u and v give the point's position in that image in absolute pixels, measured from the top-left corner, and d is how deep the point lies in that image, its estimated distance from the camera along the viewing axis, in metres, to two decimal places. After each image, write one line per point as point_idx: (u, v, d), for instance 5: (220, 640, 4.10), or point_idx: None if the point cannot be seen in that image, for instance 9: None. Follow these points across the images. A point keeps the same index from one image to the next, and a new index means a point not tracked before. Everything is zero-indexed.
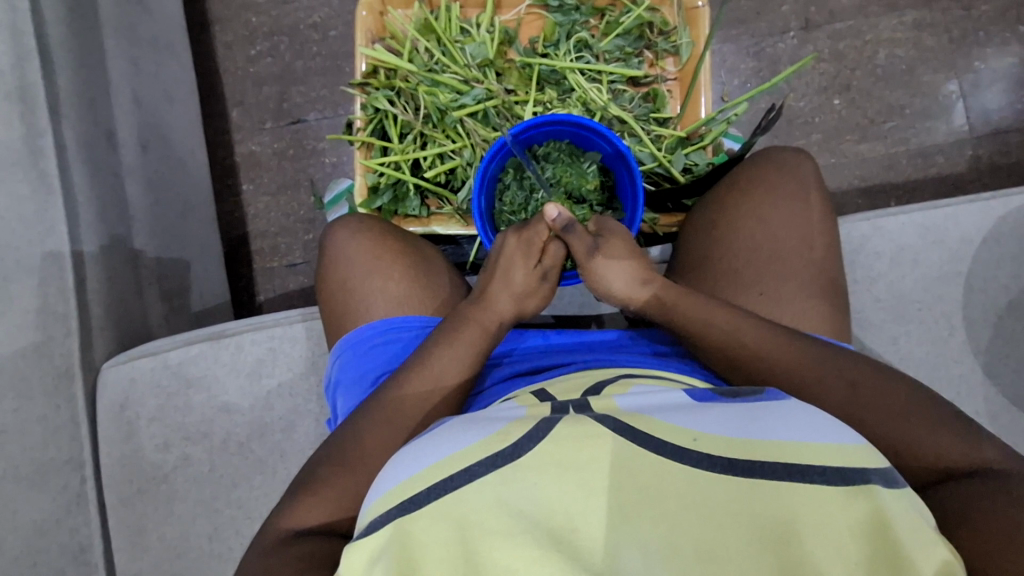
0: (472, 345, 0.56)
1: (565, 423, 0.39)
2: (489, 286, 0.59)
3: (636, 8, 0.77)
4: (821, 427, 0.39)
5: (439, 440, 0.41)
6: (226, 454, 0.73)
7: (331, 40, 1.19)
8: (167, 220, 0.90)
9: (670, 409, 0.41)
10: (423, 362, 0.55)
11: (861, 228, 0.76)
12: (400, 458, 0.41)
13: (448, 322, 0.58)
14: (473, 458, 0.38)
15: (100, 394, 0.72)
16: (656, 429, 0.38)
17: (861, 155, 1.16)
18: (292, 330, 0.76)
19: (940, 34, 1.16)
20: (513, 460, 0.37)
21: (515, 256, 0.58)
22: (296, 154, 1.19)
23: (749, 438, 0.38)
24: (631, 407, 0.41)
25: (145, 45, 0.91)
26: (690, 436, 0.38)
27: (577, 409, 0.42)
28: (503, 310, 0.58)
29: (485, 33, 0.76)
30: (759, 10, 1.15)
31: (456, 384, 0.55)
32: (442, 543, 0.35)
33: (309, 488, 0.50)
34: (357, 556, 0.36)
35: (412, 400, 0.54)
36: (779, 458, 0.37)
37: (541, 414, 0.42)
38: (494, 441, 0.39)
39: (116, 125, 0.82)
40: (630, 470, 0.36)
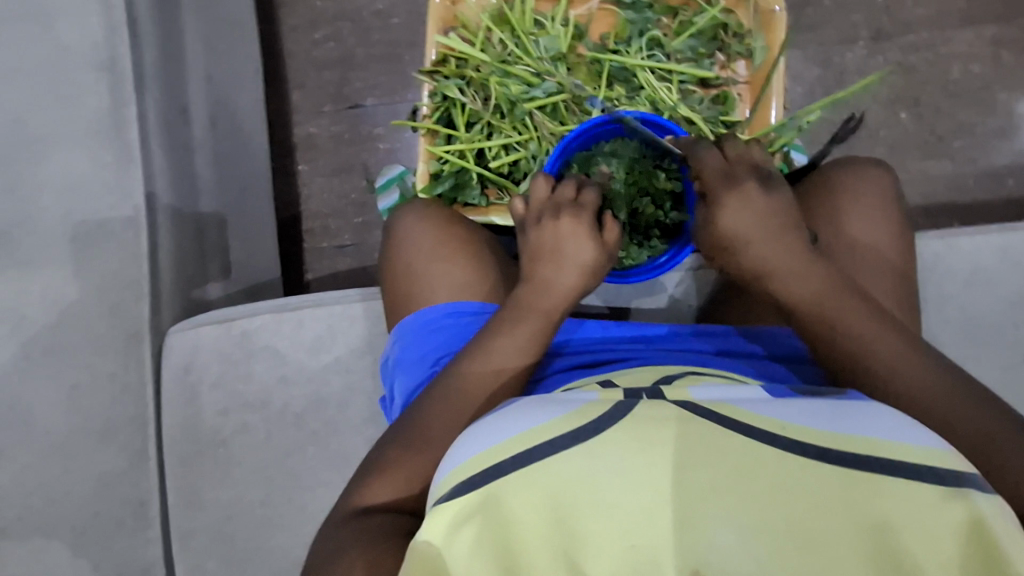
0: (533, 332, 0.56)
1: (644, 405, 0.40)
2: (547, 270, 0.58)
3: (711, 9, 0.76)
4: (908, 427, 0.39)
5: (517, 414, 0.42)
6: (281, 424, 0.74)
7: (393, 28, 1.21)
8: (232, 195, 0.93)
9: (751, 401, 0.41)
10: (489, 345, 0.56)
11: (938, 245, 0.74)
12: (476, 430, 0.42)
13: (508, 310, 0.57)
14: (554, 433, 0.39)
15: (165, 358, 0.75)
16: (742, 415, 0.39)
17: (925, 172, 1.13)
18: (351, 309, 0.78)
19: (1020, 51, 1.12)
20: (595, 436, 0.38)
21: (574, 234, 0.58)
22: (352, 138, 1.21)
23: (836, 430, 0.38)
24: (709, 397, 0.42)
25: (219, 24, 0.94)
26: (778, 424, 0.38)
27: (651, 395, 0.43)
28: (571, 288, 0.57)
29: (560, 26, 0.76)
30: (828, 18, 1.13)
31: (518, 369, 0.55)
32: (532, 510, 0.37)
33: (378, 467, 0.52)
34: (439, 520, 0.37)
35: (477, 385, 0.54)
36: (867, 451, 0.37)
37: (614, 398, 0.42)
38: (574, 418, 0.40)
39: (190, 100, 0.84)
40: (716, 451, 0.37)
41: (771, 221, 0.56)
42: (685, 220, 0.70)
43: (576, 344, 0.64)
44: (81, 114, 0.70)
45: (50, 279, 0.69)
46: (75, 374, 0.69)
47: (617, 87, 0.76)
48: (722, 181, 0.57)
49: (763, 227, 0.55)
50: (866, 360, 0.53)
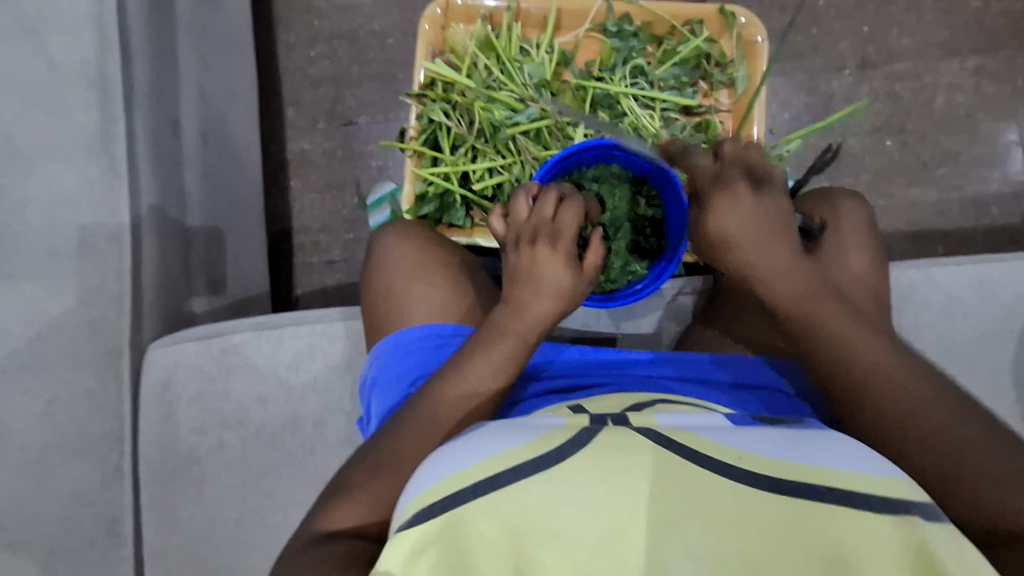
0: (508, 358, 0.56)
1: (606, 433, 0.42)
2: (522, 296, 0.57)
3: (694, 39, 0.78)
4: (864, 457, 0.42)
5: (485, 439, 0.44)
6: (258, 443, 0.74)
7: (388, 48, 1.22)
8: (220, 211, 0.94)
9: (713, 429, 0.44)
10: (463, 367, 0.56)
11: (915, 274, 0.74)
12: (443, 456, 0.43)
13: (485, 333, 0.57)
14: (519, 459, 0.41)
15: (144, 373, 0.75)
16: (702, 447, 0.41)
17: (910, 198, 1.14)
18: (332, 328, 0.77)
19: (1002, 82, 1.14)
20: (558, 463, 0.40)
21: (551, 259, 0.56)
22: (345, 155, 1.22)
23: (794, 460, 0.41)
24: (674, 424, 0.44)
25: (214, 42, 0.96)
26: (735, 453, 0.41)
27: (616, 421, 0.45)
28: (547, 313, 0.57)
29: (544, 53, 0.78)
30: (816, 46, 1.15)
31: (491, 393, 0.56)
32: (492, 537, 0.38)
33: (345, 490, 0.52)
34: (402, 547, 0.38)
35: (449, 410, 0.55)
36: (822, 481, 0.39)
37: (581, 424, 0.44)
38: (538, 445, 0.42)
39: (181, 117, 0.85)
40: (675, 481, 0.39)
41: (759, 222, 0.57)
42: (663, 247, 0.72)
43: (552, 367, 0.64)
44: (69, 130, 0.71)
45: (30, 293, 0.69)
46: (53, 390, 0.69)
47: (601, 113, 0.76)
48: (709, 184, 0.59)
49: (754, 230, 0.56)
50: (855, 376, 0.55)
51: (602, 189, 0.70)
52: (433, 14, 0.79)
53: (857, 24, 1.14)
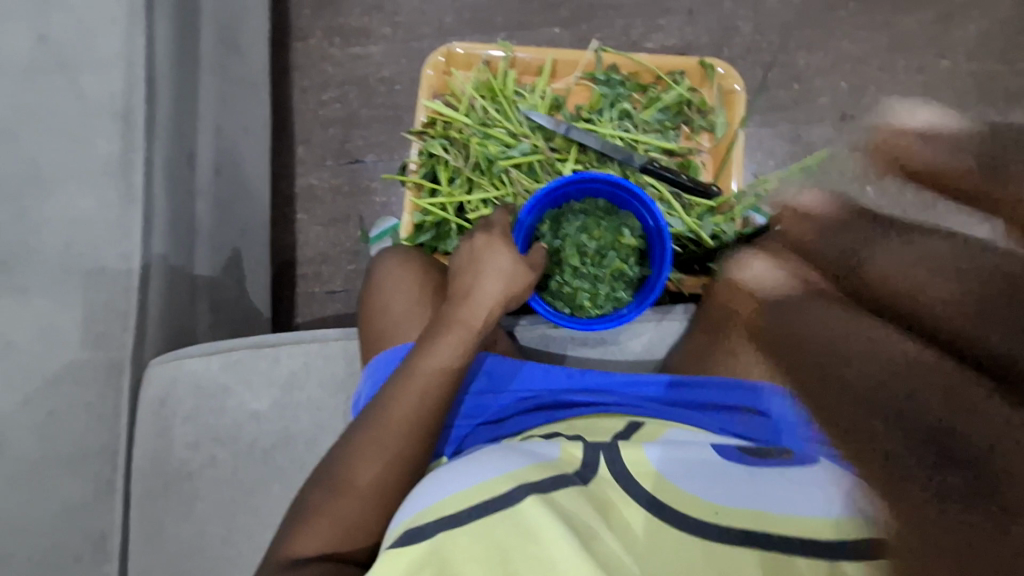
0: (456, 346, 0.61)
1: (598, 482, 0.52)
2: (469, 282, 0.64)
3: (677, 87, 0.84)
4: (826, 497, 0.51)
5: (482, 466, 0.52)
6: (251, 460, 0.76)
7: (395, 93, 1.30)
8: (228, 239, 0.99)
9: (692, 474, 0.53)
10: (409, 369, 0.60)
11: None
12: (443, 478, 0.52)
13: (432, 328, 0.62)
14: (513, 483, 0.50)
15: (143, 388, 0.77)
16: (678, 498, 0.51)
17: None
18: (329, 348, 0.80)
19: None
20: (550, 490, 0.50)
21: (491, 247, 0.66)
22: (350, 191, 1.28)
23: (762, 510, 0.50)
24: (657, 463, 0.54)
25: (233, 84, 1.03)
26: (713, 509, 0.50)
27: (607, 453, 0.54)
28: (492, 292, 0.64)
29: (539, 96, 0.83)
30: (797, 99, 1.22)
31: (437, 395, 0.59)
32: (479, 558, 0.46)
33: (302, 517, 0.56)
34: (398, 562, 0.45)
35: (403, 412, 0.58)
36: (785, 529, 0.49)
37: (574, 460, 0.54)
38: (533, 472, 0.51)
39: (197, 150, 0.91)
40: (660, 532, 0.49)
41: None
42: (647, 275, 0.75)
43: (539, 388, 0.67)
44: (92, 157, 0.76)
45: (41, 307, 0.72)
46: (53, 401, 0.71)
47: (589, 152, 0.81)
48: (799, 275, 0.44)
49: None
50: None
51: (588, 221, 0.74)
52: (435, 61, 0.87)
53: (835, 80, 1.22)
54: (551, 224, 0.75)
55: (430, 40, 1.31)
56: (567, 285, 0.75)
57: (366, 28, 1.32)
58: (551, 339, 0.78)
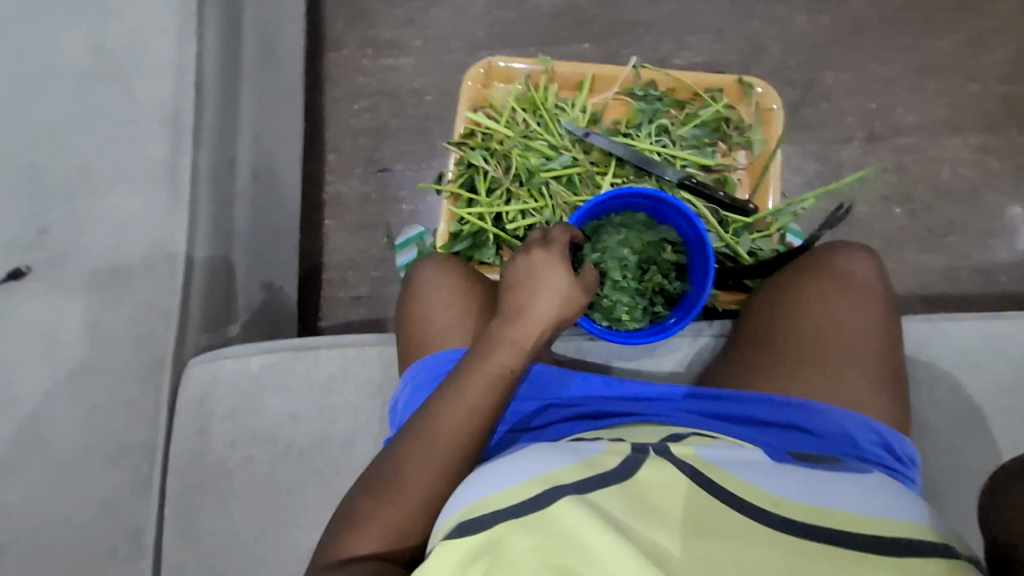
0: (506, 364, 0.60)
1: (648, 465, 0.51)
2: (525, 300, 0.63)
3: (715, 104, 0.85)
4: (882, 507, 0.51)
5: (531, 459, 0.51)
6: (286, 460, 0.76)
7: (425, 104, 1.33)
8: (262, 242, 1.00)
9: (746, 468, 0.53)
10: (463, 380, 0.60)
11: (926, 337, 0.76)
12: (491, 472, 0.51)
13: (483, 343, 0.62)
14: (566, 479, 0.49)
15: (182, 387, 0.77)
16: (730, 483, 0.51)
17: (920, 263, 1.18)
18: (365, 352, 0.80)
19: (1005, 159, 1.20)
20: (600, 487, 0.49)
21: (551, 266, 0.64)
22: (378, 199, 1.30)
23: (821, 507, 0.50)
24: (710, 459, 0.53)
25: (272, 92, 1.05)
26: (772, 500, 0.50)
27: (658, 451, 0.53)
28: (548, 313, 0.62)
29: (578, 111, 0.85)
30: (824, 119, 1.23)
31: (489, 408, 0.59)
32: (534, 552, 0.44)
33: (352, 520, 0.56)
34: (452, 553, 0.44)
35: (452, 425, 0.58)
36: (850, 528, 0.49)
37: (622, 450, 0.52)
38: (584, 469, 0.50)
39: (238, 155, 0.93)
40: (717, 522, 0.48)
41: None
42: (686, 291, 0.76)
43: (578, 399, 0.67)
44: (143, 160, 0.78)
45: (88, 305, 0.74)
46: (96, 397, 0.72)
47: (626, 165, 0.82)
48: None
49: None
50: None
51: (628, 234, 0.75)
52: (475, 74, 0.88)
53: (864, 101, 1.23)
54: (590, 237, 0.75)
55: (461, 53, 1.34)
56: (605, 297, 0.74)
57: (399, 41, 1.35)
58: (588, 349, 0.78)
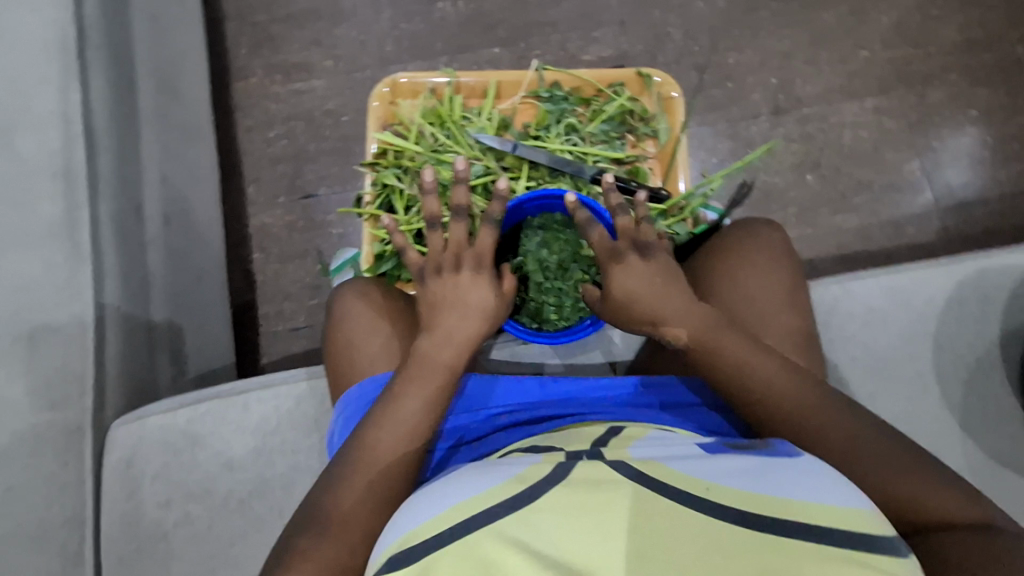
0: (438, 384, 0.61)
1: (581, 467, 0.51)
2: (451, 320, 0.63)
3: (618, 98, 0.87)
4: (829, 489, 0.48)
5: (461, 485, 0.51)
6: (226, 512, 0.73)
7: (343, 124, 1.30)
8: (182, 287, 0.96)
9: (680, 459, 0.53)
10: (396, 405, 0.59)
11: (826, 299, 0.81)
12: (421, 502, 0.50)
13: (413, 365, 0.62)
14: (491, 501, 0.48)
15: (108, 451, 0.74)
16: (665, 475, 0.50)
17: (835, 225, 1.24)
18: (297, 388, 0.78)
19: (899, 118, 1.28)
20: (530, 502, 0.48)
21: (474, 283, 0.64)
22: (306, 226, 1.27)
23: (761, 491, 0.48)
24: (643, 456, 0.54)
25: (174, 130, 1.00)
26: (703, 486, 0.49)
27: (590, 456, 0.53)
28: (474, 332, 0.64)
29: (485, 119, 0.85)
30: (731, 98, 1.28)
31: (424, 430, 0.59)
32: None
33: (290, 561, 0.53)
34: None
35: (387, 451, 0.58)
36: (787, 512, 0.46)
37: (557, 459, 0.53)
38: (512, 484, 0.50)
39: (144, 200, 0.89)
40: (651, 516, 0.46)
41: None
42: None
43: (517, 404, 0.68)
44: (34, 219, 0.72)
45: None
46: (10, 477, 0.66)
47: (540, 167, 0.83)
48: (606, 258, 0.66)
49: None
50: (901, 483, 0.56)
51: (547, 236, 0.76)
52: (381, 92, 0.88)
53: (765, 77, 1.29)
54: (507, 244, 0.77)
55: (373, 69, 1.32)
56: (530, 301, 0.77)
57: (307, 63, 1.32)
58: (522, 354, 0.79)
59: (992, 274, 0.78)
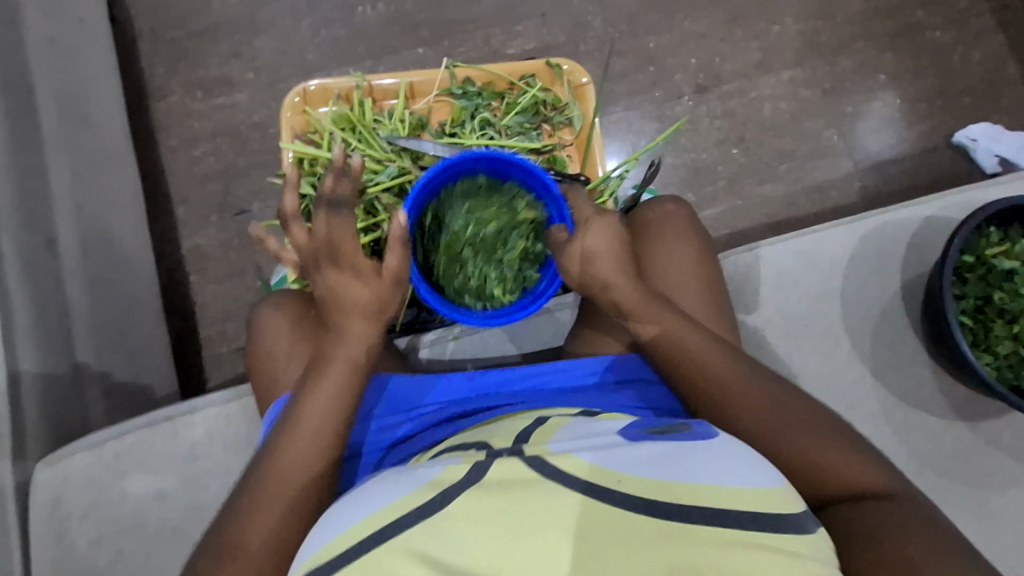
0: (337, 383, 0.61)
1: (496, 466, 0.51)
2: (340, 319, 0.62)
3: (530, 90, 0.88)
4: (736, 472, 0.50)
5: (376, 497, 0.50)
6: (161, 542, 0.72)
7: (270, 137, 1.28)
8: (109, 318, 0.92)
9: (597, 449, 0.52)
10: (297, 412, 0.60)
11: (739, 266, 0.84)
12: (336, 519, 0.50)
13: (313, 368, 0.62)
14: (403, 511, 0.48)
15: (32, 495, 0.72)
16: (579, 469, 0.50)
17: (763, 195, 1.28)
18: (227, 409, 0.77)
19: (814, 88, 1.33)
20: (441, 508, 0.48)
21: (350, 279, 0.62)
22: (241, 243, 1.24)
23: (670, 479, 0.49)
24: (562, 449, 0.53)
25: (87, 157, 0.96)
26: (615, 477, 0.49)
27: (511, 452, 0.53)
28: (361, 326, 0.62)
29: (398, 120, 0.85)
30: (654, 81, 1.31)
31: (329, 433, 0.60)
32: None
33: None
34: None
35: (293, 457, 0.59)
36: (693, 498, 0.47)
37: (474, 459, 0.52)
38: (426, 491, 0.49)
39: (57, 232, 0.86)
40: (561, 508, 0.47)
41: None
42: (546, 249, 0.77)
43: (444, 402, 0.68)
44: None
45: None
46: None
47: None
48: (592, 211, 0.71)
49: None
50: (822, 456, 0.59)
51: (471, 205, 0.75)
52: (292, 102, 0.87)
53: (686, 58, 1.32)
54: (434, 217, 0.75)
55: (296, 79, 1.30)
56: (471, 278, 0.76)
57: (227, 77, 1.29)
58: (453, 349, 0.81)
59: (889, 228, 0.86)
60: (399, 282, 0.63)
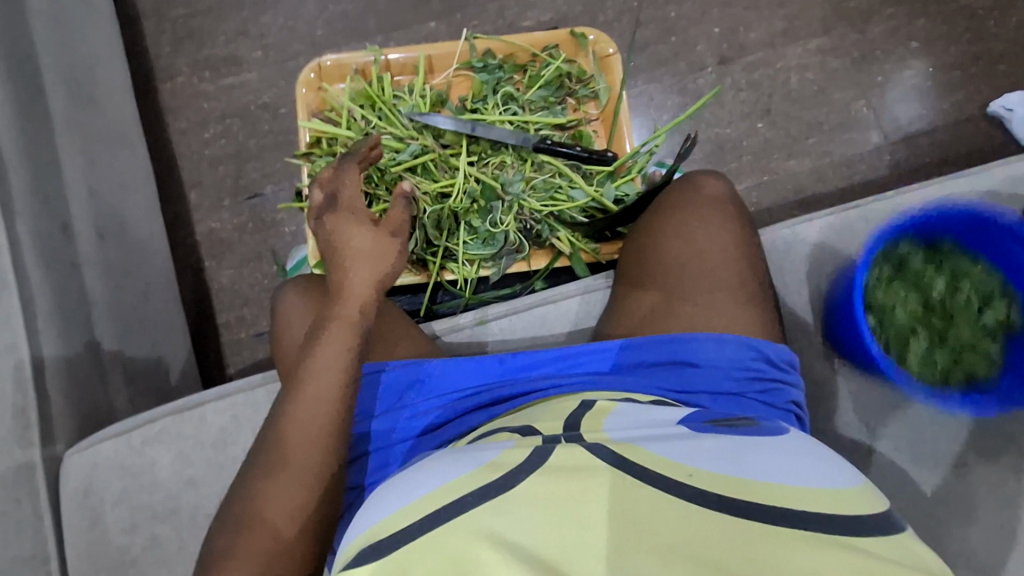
0: (338, 339, 0.60)
1: (558, 453, 0.50)
2: (343, 270, 0.62)
3: (554, 62, 0.85)
4: (811, 476, 0.48)
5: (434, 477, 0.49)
6: (194, 528, 0.72)
7: (281, 117, 1.25)
8: (129, 305, 0.91)
9: (661, 441, 0.52)
10: (303, 372, 0.59)
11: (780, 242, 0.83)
12: (391, 498, 0.49)
13: (314, 327, 0.61)
14: (465, 489, 0.47)
15: (63, 483, 0.71)
16: (644, 461, 0.49)
17: (790, 170, 1.25)
18: (254, 395, 0.76)
19: (842, 57, 1.28)
20: (503, 492, 0.47)
21: (354, 229, 0.63)
22: (256, 227, 1.23)
23: (744, 476, 0.47)
24: (623, 438, 0.52)
25: (98, 140, 0.94)
26: (686, 471, 0.48)
27: (568, 439, 0.52)
28: (366, 274, 0.62)
29: (418, 95, 0.82)
30: (676, 52, 1.26)
31: (333, 393, 0.58)
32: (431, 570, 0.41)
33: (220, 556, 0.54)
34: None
35: (302, 419, 0.57)
36: (769, 498, 0.45)
37: (533, 443, 0.52)
38: (486, 472, 0.49)
39: (72, 216, 0.84)
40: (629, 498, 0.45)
41: None
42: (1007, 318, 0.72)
43: (470, 387, 0.66)
44: None
45: None
46: None
47: (480, 141, 0.81)
48: None
49: None
50: None
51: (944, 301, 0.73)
52: (307, 78, 0.85)
53: (708, 28, 1.27)
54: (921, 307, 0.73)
55: (306, 56, 1.26)
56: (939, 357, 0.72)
57: (236, 56, 1.26)
58: (481, 332, 0.79)
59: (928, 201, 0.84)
60: (399, 235, 0.65)
